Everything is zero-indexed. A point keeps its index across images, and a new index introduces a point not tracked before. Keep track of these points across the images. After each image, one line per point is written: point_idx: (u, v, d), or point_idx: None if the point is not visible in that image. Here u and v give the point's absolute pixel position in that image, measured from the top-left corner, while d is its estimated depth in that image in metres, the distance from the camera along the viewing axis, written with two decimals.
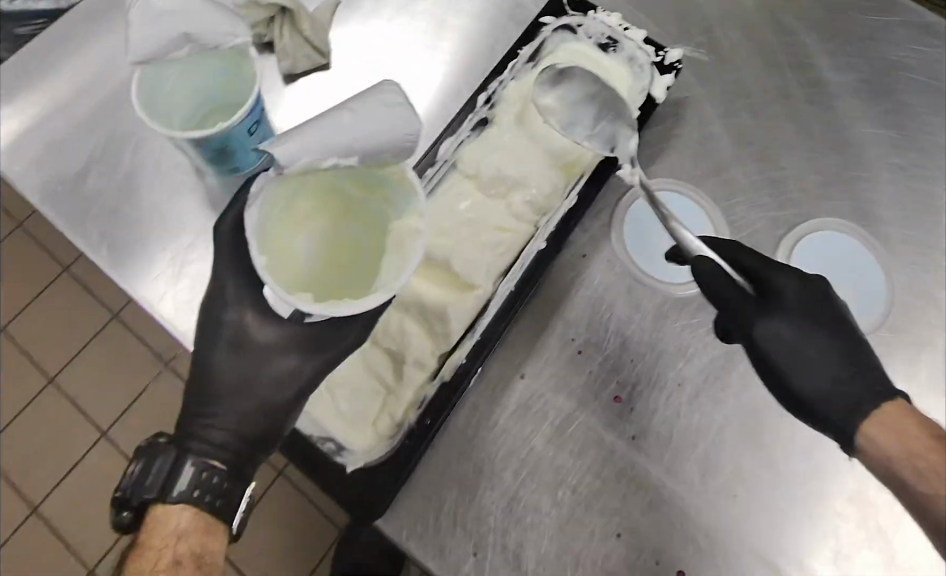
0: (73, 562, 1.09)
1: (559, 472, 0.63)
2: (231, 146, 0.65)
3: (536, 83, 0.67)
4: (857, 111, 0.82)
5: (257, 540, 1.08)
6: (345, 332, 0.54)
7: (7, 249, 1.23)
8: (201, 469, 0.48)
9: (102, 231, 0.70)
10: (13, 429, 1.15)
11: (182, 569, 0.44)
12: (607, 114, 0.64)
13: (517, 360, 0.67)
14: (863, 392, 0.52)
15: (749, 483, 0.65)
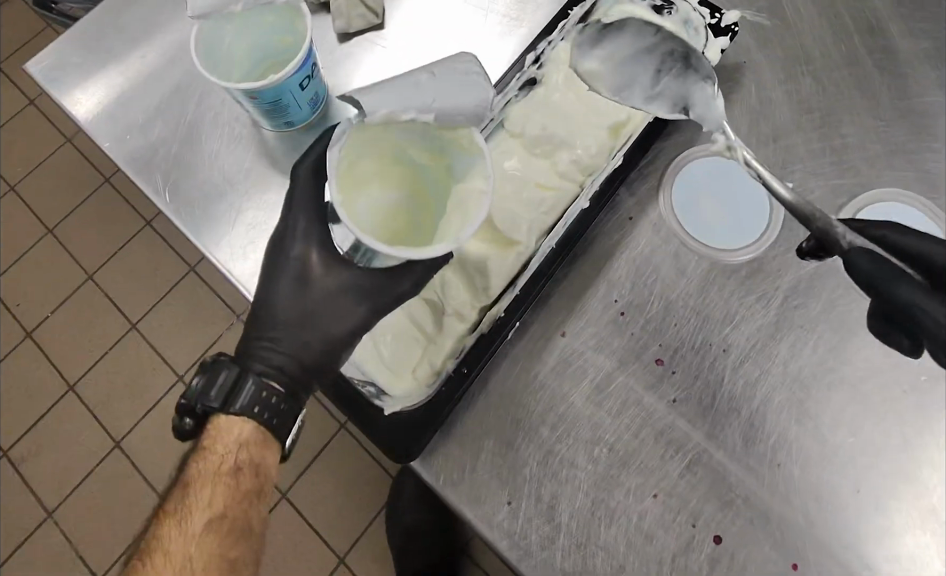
0: (149, 495, 1.15)
1: (597, 429, 0.63)
2: (283, 99, 0.66)
3: (576, 48, 0.67)
4: (928, 80, 0.78)
5: (321, 488, 1.12)
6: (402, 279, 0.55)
7: (95, 203, 1.30)
8: (260, 387, 0.51)
9: (166, 176, 0.72)
10: (99, 370, 1.22)
11: (241, 475, 0.50)
12: (672, 66, 0.61)
13: (558, 319, 0.67)
14: None
15: (793, 452, 0.63)
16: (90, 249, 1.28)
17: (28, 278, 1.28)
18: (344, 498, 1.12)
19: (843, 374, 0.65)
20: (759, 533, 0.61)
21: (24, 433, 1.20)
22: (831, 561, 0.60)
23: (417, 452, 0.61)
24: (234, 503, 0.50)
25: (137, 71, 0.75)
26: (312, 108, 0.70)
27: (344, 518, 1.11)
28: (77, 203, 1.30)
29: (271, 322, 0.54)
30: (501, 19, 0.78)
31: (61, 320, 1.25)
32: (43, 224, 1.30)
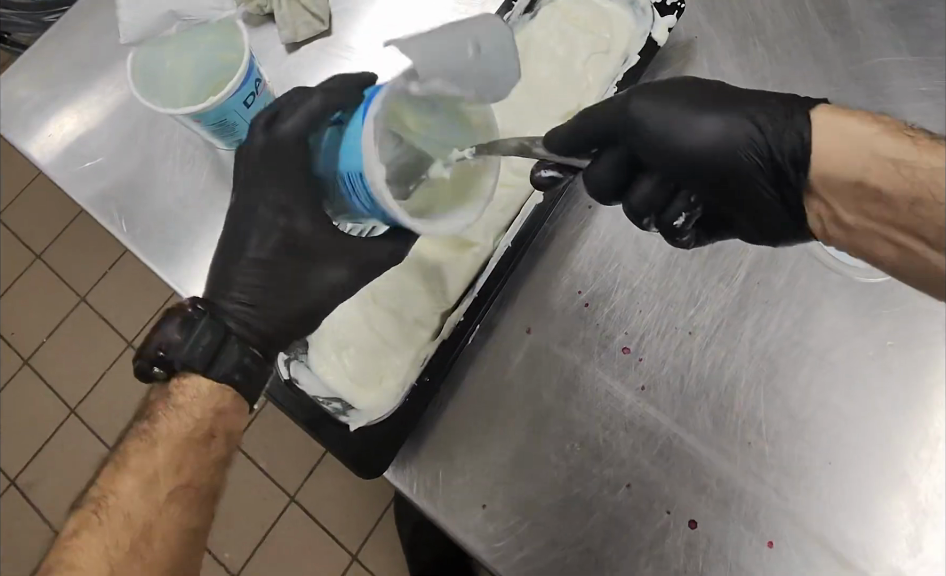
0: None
1: (568, 423, 0.64)
2: (229, 119, 0.65)
3: None
4: (880, 39, 0.77)
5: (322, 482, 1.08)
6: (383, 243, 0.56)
7: (79, 225, 1.28)
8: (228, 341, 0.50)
9: (121, 205, 0.72)
10: (98, 391, 1.21)
11: (214, 443, 0.50)
12: (596, 49, 0.71)
13: (523, 316, 0.67)
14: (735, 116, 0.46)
15: (764, 429, 0.63)
16: (80, 271, 1.27)
17: (19, 304, 1.28)
18: (352, 498, 1.07)
19: (808, 346, 0.65)
20: (733, 514, 0.61)
21: (30, 459, 1.20)
22: (808, 535, 0.61)
23: (381, 467, 0.61)
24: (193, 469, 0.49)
25: (92, 101, 0.75)
26: None
27: (355, 517, 1.06)
28: (61, 227, 1.29)
29: (241, 278, 0.53)
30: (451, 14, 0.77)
31: (57, 344, 1.25)
32: (29, 250, 1.29)
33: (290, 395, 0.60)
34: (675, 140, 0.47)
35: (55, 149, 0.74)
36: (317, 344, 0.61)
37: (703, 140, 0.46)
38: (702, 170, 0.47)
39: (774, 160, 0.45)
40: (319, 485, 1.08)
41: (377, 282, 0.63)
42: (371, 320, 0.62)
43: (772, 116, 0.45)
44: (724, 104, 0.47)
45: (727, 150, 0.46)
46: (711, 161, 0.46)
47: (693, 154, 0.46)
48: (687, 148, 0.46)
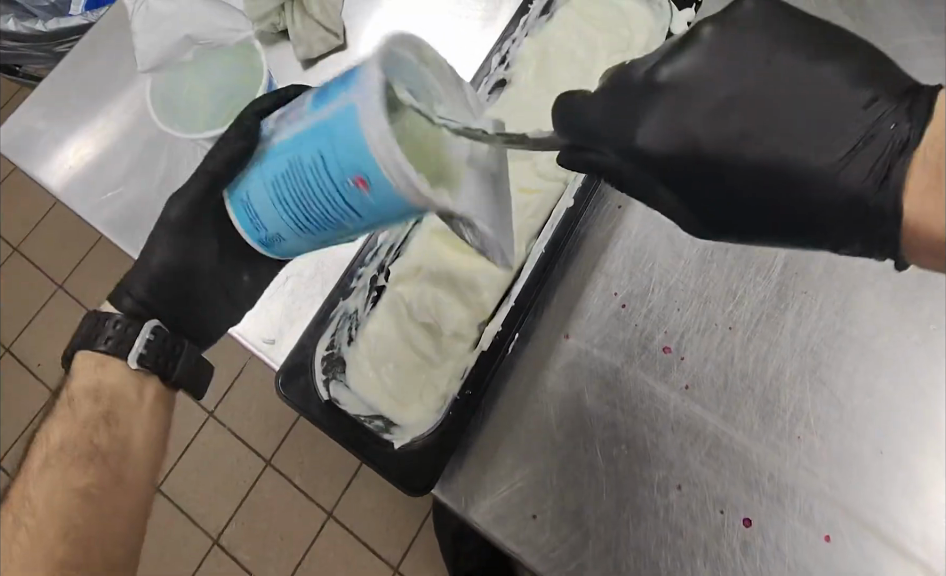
0: (196, 533, 1.09)
1: (613, 427, 0.63)
2: (253, 208, 0.45)
3: (508, 34, 0.72)
4: (903, 20, 0.76)
5: (358, 493, 1.07)
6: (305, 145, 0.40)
7: (90, 261, 1.21)
8: (118, 324, 0.51)
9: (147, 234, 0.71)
10: None
11: (98, 423, 0.54)
12: (617, 49, 0.70)
13: (560, 320, 0.66)
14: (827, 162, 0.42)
15: (813, 421, 0.62)
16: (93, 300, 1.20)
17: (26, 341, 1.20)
18: (389, 512, 1.06)
19: (852, 335, 0.64)
20: (788, 511, 0.60)
21: None
22: (865, 528, 0.59)
23: (422, 486, 0.59)
24: (92, 435, 0.54)
25: (105, 128, 0.74)
26: (276, 211, 0.44)
27: (393, 529, 1.05)
28: (73, 262, 1.22)
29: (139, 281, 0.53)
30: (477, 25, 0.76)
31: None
32: None
33: (329, 415, 0.59)
34: (772, 168, 0.43)
35: (73, 180, 0.73)
36: (355, 362, 0.60)
37: (769, 170, 0.43)
38: (796, 188, 0.43)
39: (877, 183, 0.42)
40: (355, 500, 1.07)
41: (411, 297, 0.62)
42: (408, 336, 0.61)
43: (861, 163, 0.42)
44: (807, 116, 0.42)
45: (824, 176, 0.42)
46: (801, 195, 0.43)
47: (783, 165, 0.43)
48: (777, 168, 0.43)
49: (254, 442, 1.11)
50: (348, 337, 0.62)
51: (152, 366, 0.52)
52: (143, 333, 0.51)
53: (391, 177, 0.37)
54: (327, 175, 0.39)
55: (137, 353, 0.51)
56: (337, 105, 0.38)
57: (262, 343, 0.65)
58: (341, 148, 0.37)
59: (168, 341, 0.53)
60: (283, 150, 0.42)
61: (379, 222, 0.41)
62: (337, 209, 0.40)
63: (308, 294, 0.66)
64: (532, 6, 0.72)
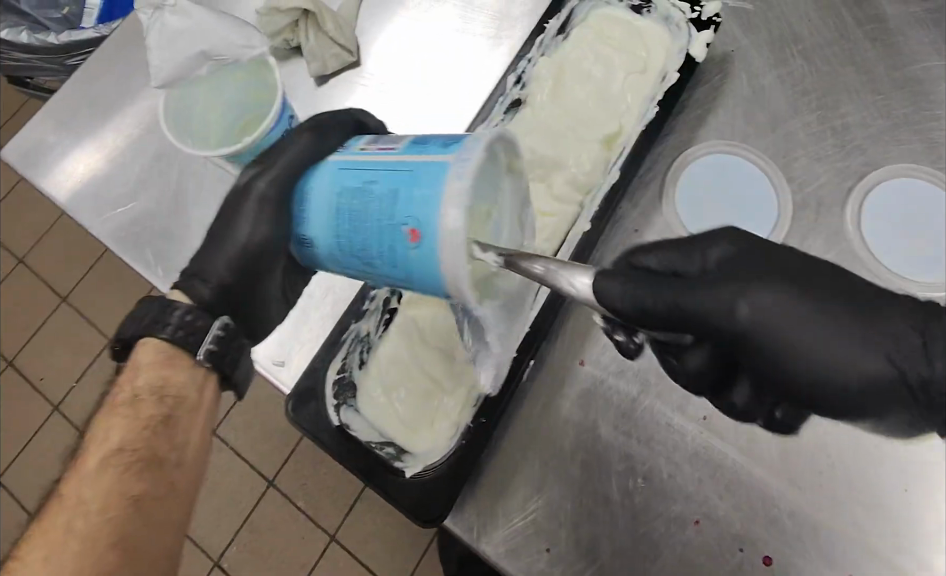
0: (197, 553, 1.07)
1: (629, 458, 0.61)
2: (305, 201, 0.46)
3: (523, 54, 0.71)
4: (924, 45, 0.75)
5: (362, 517, 1.05)
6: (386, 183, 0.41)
7: (96, 274, 1.20)
8: (187, 312, 0.47)
9: (156, 250, 0.69)
10: None
11: (155, 418, 0.47)
12: (634, 70, 0.69)
13: (575, 347, 0.65)
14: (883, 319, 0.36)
15: (834, 457, 0.60)
16: (95, 315, 1.18)
17: (28, 353, 1.19)
18: (394, 537, 1.04)
19: None
20: (808, 550, 0.58)
21: None
22: (888, 569, 0.58)
23: (434, 515, 0.57)
24: (150, 437, 0.46)
25: (113, 142, 0.73)
26: (320, 214, 0.44)
27: (398, 554, 1.04)
28: (79, 275, 1.21)
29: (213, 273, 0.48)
30: (493, 43, 0.75)
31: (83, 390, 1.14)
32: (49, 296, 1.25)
33: (339, 441, 0.57)
34: (771, 330, 0.36)
35: (83, 194, 0.72)
36: (365, 386, 0.59)
37: (813, 323, 0.36)
38: (831, 335, 0.36)
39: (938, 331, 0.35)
40: (358, 524, 1.05)
41: (425, 322, 0.60)
42: (420, 361, 0.60)
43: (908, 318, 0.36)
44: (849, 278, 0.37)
45: (867, 332, 0.35)
46: (840, 346, 0.35)
47: (811, 313, 0.36)
48: (784, 329, 0.36)
49: (257, 461, 1.10)
50: (359, 360, 0.60)
51: (215, 365, 0.47)
52: (214, 329, 0.47)
53: (447, 246, 0.39)
54: (384, 214, 0.40)
55: (206, 349, 0.47)
56: (434, 161, 0.40)
57: (272, 364, 0.64)
58: (415, 201, 0.39)
59: (234, 340, 0.49)
60: (363, 166, 0.43)
61: (399, 278, 0.42)
62: (377, 242, 0.41)
63: (319, 315, 0.65)
64: (548, 25, 0.72)
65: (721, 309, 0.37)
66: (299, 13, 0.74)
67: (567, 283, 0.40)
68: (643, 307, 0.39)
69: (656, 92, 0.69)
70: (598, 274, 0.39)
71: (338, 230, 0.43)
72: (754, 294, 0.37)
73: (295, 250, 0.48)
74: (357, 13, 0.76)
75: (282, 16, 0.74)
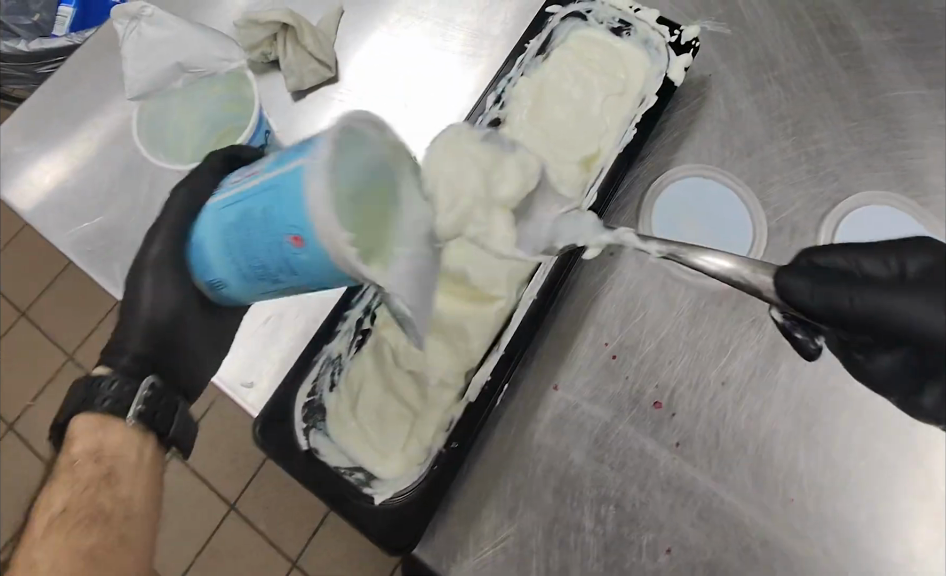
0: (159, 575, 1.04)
1: (601, 485, 0.61)
2: (196, 248, 0.44)
3: (503, 73, 0.70)
4: (896, 73, 0.76)
5: (326, 545, 1.03)
6: (257, 205, 0.39)
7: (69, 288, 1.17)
8: (112, 381, 0.47)
9: (122, 266, 0.68)
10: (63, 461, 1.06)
11: (100, 479, 0.47)
12: (614, 90, 0.69)
13: (548, 370, 0.64)
14: None
15: (804, 485, 0.60)
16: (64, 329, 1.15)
17: None
18: (362, 559, 1.03)
19: (847, 395, 0.62)
20: None
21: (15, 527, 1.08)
22: None
23: (405, 543, 0.56)
24: (96, 496, 0.47)
25: (80, 154, 0.71)
26: (217, 259, 0.43)
27: None
28: (43, 286, 1.18)
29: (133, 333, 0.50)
30: (474, 61, 0.75)
31: (46, 405, 1.11)
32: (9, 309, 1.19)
33: (307, 466, 0.56)
34: None
35: (51, 210, 0.70)
36: (337, 412, 0.59)
37: None
38: None
39: None
40: (322, 551, 1.04)
41: (397, 344, 0.59)
42: (393, 386, 0.59)
43: None
44: None
45: None
46: None
47: None
48: None
49: (222, 479, 1.07)
50: (329, 383, 0.60)
51: (147, 426, 0.48)
52: (138, 392, 0.48)
53: (332, 242, 0.37)
54: (265, 237, 0.39)
55: (136, 410, 0.47)
56: (290, 168, 0.37)
57: (240, 386, 0.62)
58: (286, 215, 0.37)
59: (164, 400, 0.49)
60: (236, 200, 0.40)
61: (311, 284, 0.40)
62: (272, 261, 0.39)
63: (289, 335, 0.64)
64: (528, 44, 0.70)
65: (917, 312, 0.40)
66: (277, 27, 0.72)
67: (722, 263, 0.46)
68: (835, 306, 0.42)
69: (636, 114, 0.69)
70: (785, 275, 0.44)
71: (238, 266, 0.42)
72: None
73: (211, 295, 0.47)
74: (336, 25, 0.75)
75: (259, 29, 0.72)
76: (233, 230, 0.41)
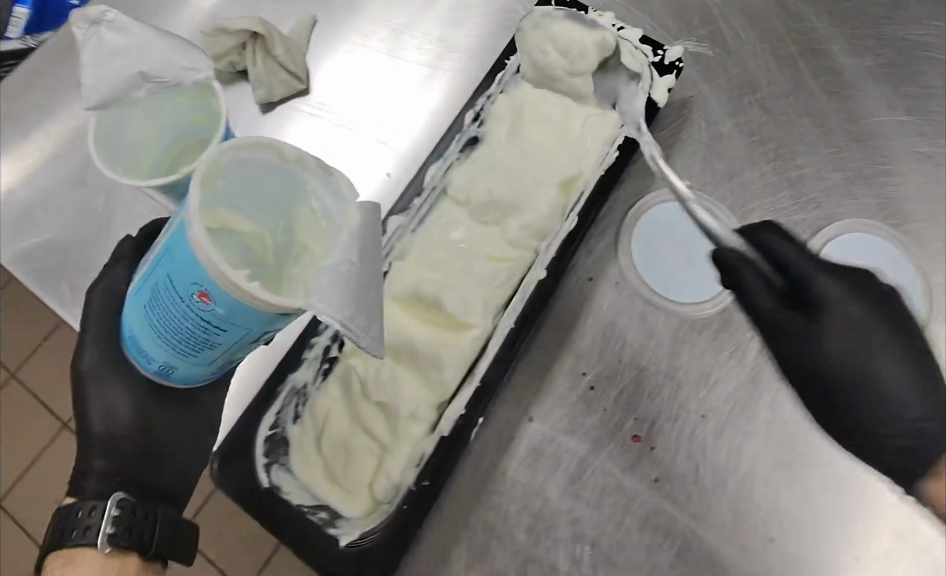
0: None
1: (577, 524, 0.59)
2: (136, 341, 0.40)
3: (482, 90, 0.67)
4: (877, 99, 0.75)
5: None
6: (164, 273, 0.35)
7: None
8: (85, 509, 0.43)
9: (74, 286, 0.64)
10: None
11: None
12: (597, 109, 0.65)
13: (524, 401, 0.62)
14: (886, 389, 0.48)
15: (784, 523, 0.59)
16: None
17: None
18: None
19: None
20: None
21: None
22: None
23: None
24: None
25: (30, 163, 0.68)
26: (153, 345, 0.39)
27: None
28: None
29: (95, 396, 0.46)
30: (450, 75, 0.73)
31: None
32: None
33: (268, 505, 0.53)
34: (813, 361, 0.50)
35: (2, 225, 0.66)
36: (301, 444, 0.56)
37: (836, 361, 0.49)
38: (850, 394, 0.49)
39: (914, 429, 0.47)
40: None
41: (366, 372, 0.57)
42: (359, 418, 0.56)
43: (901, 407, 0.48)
44: (907, 365, 0.49)
45: (884, 404, 0.48)
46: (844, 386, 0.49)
47: (862, 372, 0.49)
48: (824, 357, 0.49)
49: None
50: (293, 415, 0.56)
51: (124, 546, 0.42)
52: (107, 512, 0.43)
53: (227, 282, 0.32)
54: (182, 303, 0.34)
55: (107, 532, 0.42)
56: (179, 226, 0.34)
57: None
58: (186, 271, 0.33)
59: (141, 514, 0.44)
60: (147, 276, 0.37)
61: (249, 335, 0.36)
62: (193, 327, 0.35)
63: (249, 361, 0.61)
64: (508, 61, 0.67)
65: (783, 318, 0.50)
66: (247, 35, 0.69)
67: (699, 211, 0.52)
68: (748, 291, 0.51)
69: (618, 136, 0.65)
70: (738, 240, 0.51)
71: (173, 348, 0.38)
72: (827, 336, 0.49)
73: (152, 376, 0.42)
74: (309, 33, 0.72)
75: (228, 37, 0.69)
76: (149, 309, 0.37)
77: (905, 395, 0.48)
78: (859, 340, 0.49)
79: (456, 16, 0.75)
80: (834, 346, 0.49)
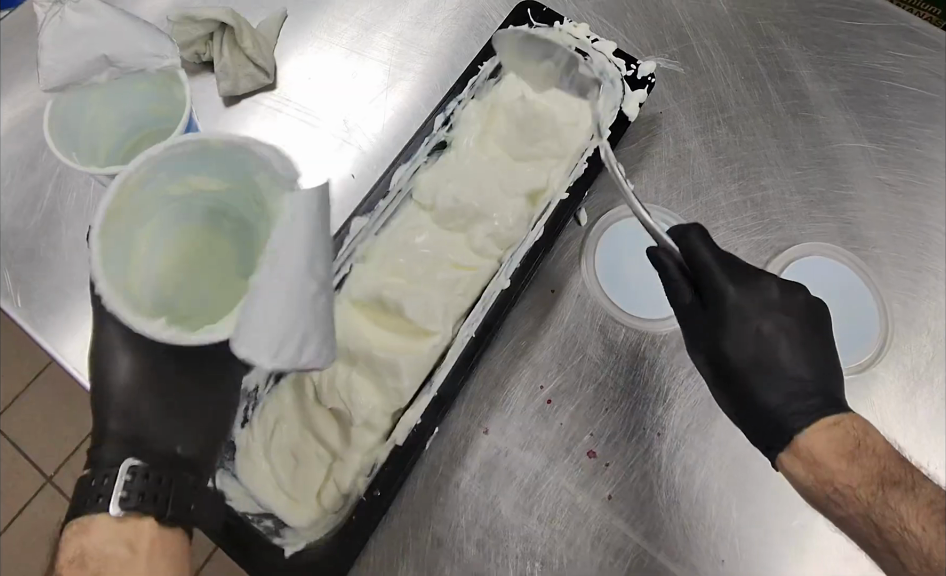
0: None
1: (528, 540, 0.58)
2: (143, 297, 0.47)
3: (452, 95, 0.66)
4: (842, 125, 0.76)
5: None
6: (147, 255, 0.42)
7: None
8: (100, 476, 0.42)
9: (15, 274, 0.61)
10: None
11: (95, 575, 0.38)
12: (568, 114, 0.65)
13: (479, 413, 0.61)
14: (783, 380, 0.54)
15: (733, 544, 0.59)
16: None
17: None
18: None
19: None
20: None
21: None
22: None
23: None
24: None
25: None
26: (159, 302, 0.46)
27: None
28: None
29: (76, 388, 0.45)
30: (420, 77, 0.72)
31: None
32: None
33: None
34: (721, 353, 0.56)
35: None
36: (247, 448, 0.54)
37: (740, 353, 0.55)
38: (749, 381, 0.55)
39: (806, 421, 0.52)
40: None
41: (319, 378, 0.55)
42: (312, 422, 0.55)
43: (795, 394, 0.53)
44: (804, 360, 0.55)
45: (776, 395, 0.54)
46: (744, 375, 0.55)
47: (760, 366, 0.55)
48: (732, 351, 0.55)
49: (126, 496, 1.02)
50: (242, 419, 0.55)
51: (142, 508, 0.41)
52: (119, 478, 0.42)
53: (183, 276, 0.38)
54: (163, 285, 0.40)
55: (122, 494, 0.41)
56: None
57: None
58: None
59: (156, 479, 0.43)
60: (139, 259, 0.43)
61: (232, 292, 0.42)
62: None
63: None
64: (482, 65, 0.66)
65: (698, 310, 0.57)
66: (214, 26, 0.67)
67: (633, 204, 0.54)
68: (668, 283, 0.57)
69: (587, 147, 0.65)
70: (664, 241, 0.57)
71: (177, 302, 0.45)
72: (733, 332, 0.55)
73: None
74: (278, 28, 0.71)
75: (195, 26, 0.67)
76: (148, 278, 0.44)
77: (796, 387, 0.54)
78: (756, 339, 0.55)
79: (429, 19, 0.74)
80: (737, 342, 0.55)
